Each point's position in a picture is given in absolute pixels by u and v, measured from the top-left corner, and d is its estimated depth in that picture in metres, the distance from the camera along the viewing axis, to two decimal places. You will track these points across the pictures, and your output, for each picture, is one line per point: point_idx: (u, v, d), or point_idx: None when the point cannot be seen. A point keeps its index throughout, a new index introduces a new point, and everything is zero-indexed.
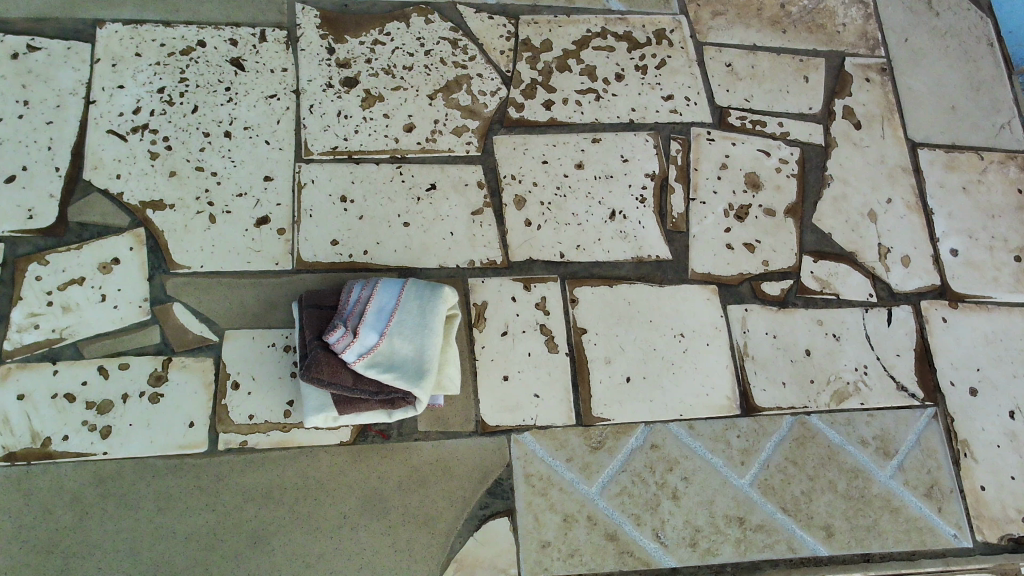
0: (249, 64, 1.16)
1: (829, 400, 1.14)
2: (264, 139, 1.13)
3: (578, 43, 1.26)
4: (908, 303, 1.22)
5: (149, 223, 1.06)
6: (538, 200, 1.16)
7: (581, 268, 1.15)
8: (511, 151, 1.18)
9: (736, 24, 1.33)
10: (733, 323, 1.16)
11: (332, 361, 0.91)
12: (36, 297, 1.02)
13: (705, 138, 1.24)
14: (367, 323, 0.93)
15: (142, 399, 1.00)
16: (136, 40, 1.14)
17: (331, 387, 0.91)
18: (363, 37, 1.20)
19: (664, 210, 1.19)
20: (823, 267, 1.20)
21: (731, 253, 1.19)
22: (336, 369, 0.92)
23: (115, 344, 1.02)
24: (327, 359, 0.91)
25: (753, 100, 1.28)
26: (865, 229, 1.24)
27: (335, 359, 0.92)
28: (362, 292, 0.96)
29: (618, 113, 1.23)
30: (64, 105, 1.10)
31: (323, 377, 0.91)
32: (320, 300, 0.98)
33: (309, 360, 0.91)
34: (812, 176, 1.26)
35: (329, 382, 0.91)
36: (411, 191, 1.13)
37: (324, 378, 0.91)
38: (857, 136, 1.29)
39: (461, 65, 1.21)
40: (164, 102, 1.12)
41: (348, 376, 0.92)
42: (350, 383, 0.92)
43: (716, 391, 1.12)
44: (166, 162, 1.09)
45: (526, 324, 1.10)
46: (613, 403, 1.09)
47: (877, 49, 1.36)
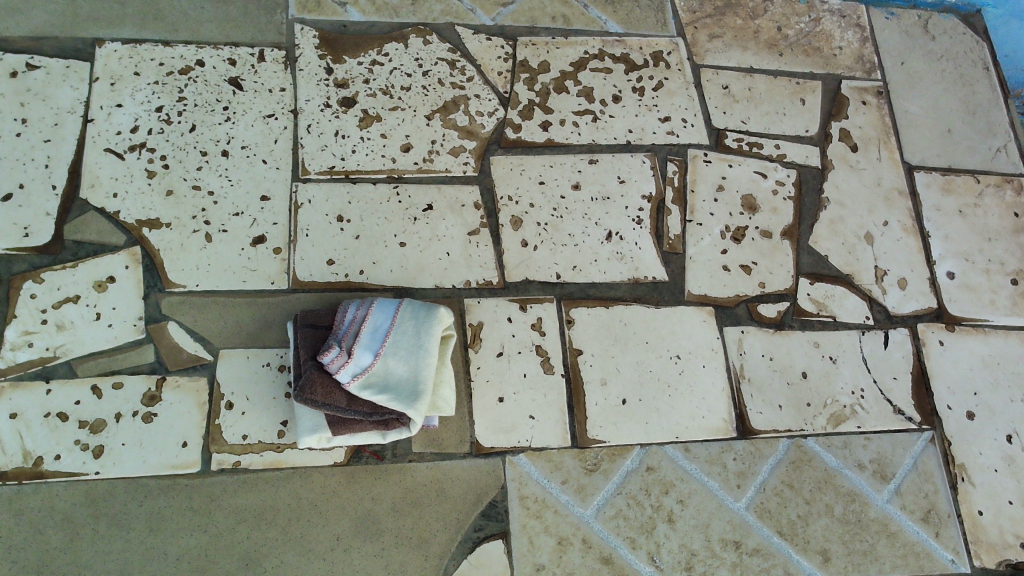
0: (247, 84, 1.16)
1: (826, 423, 1.13)
2: (262, 158, 1.13)
3: (576, 65, 1.27)
4: (904, 326, 1.21)
5: (145, 242, 1.06)
6: (535, 220, 1.16)
7: (578, 289, 1.14)
8: (508, 171, 1.18)
9: (733, 47, 1.34)
10: (729, 345, 1.15)
11: (326, 382, 0.91)
12: (31, 315, 1.01)
13: (702, 159, 1.25)
14: (362, 343, 0.93)
15: (135, 418, 1.00)
16: (135, 60, 1.14)
17: (326, 409, 0.91)
18: (361, 57, 1.20)
19: (661, 231, 1.20)
20: (819, 289, 1.20)
21: (727, 275, 1.19)
22: (331, 390, 0.91)
23: (109, 362, 1.01)
24: (322, 380, 0.91)
25: (750, 122, 1.29)
26: (861, 251, 1.24)
27: (329, 378, 0.92)
28: (357, 312, 0.97)
29: (615, 134, 1.24)
30: (62, 123, 1.10)
31: (317, 398, 0.90)
32: (315, 319, 0.98)
33: (303, 381, 0.91)
34: (809, 198, 1.26)
35: (323, 403, 0.90)
36: (408, 211, 1.14)
37: (319, 399, 0.90)
38: (854, 158, 1.30)
39: (459, 86, 1.22)
40: (162, 121, 1.12)
41: (342, 397, 0.92)
42: (344, 404, 0.92)
43: (712, 414, 1.12)
44: (164, 180, 1.09)
45: (522, 344, 1.10)
46: (609, 424, 1.09)
47: (873, 72, 1.37)
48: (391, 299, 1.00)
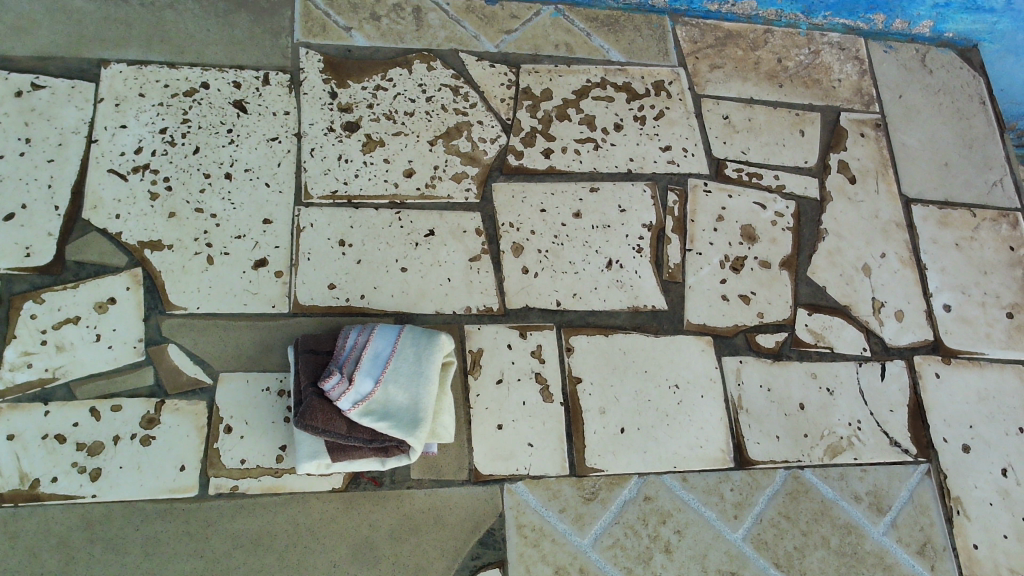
0: (252, 107, 1.17)
1: (823, 454, 1.14)
2: (265, 181, 1.13)
3: (578, 93, 1.28)
4: (901, 358, 1.22)
5: (147, 264, 1.06)
6: (536, 247, 1.17)
7: (578, 317, 1.15)
8: (510, 198, 1.19)
9: (733, 78, 1.35)
10: (727, 375, 1.16)
11: (326, 409, 0.91)
12: (31, 335, 1.01)
13: (702, 189, 1.26)
14: (363, 370, 0.94)
15: (133, 440, 0.99)
16: (140, 81, 1.15)
17: (326, 435, 0.90)
18: (365, 82, 1.21)
19: (660, 259, 1.20)
20: (817, 319, 1.21)
21: (726, 305, 1.19)
22: (331, 416, 0.91)
23: (109, 384, 1.01)
24: (322, 407, 0.91)
25: (750, 153, 1.30)
26: (858, 283, 1.25)
27: (330, 404, 0.92)
28: (357, 339, 0.97)
29: (616, 162, 1.25)
30: (66, 143, 1.10)
31: (317, 425, 0.90)
32: (316, 345, 0.98)
33: (302, 408, 0.90)
34: (807, 229, 1.27)
35: (323, 430, 0.90)
36: (410, 236, 1.14)
37: (319, 426, 0.90)
38: (852, 190, 1.31)
39: (462, 112, 1.23)
40: (165, 143, 1.12)
41: (342, 423, 0.92)
42: (344, 431, 0.91)
43: (710, 444, 1.12)
44: (167, 202, 1.09)
45: (521, 372, 1.10)
46: (607, 453, 1.09)
47: (872, 105, 1.39)
48: (392, 325, 1.00)
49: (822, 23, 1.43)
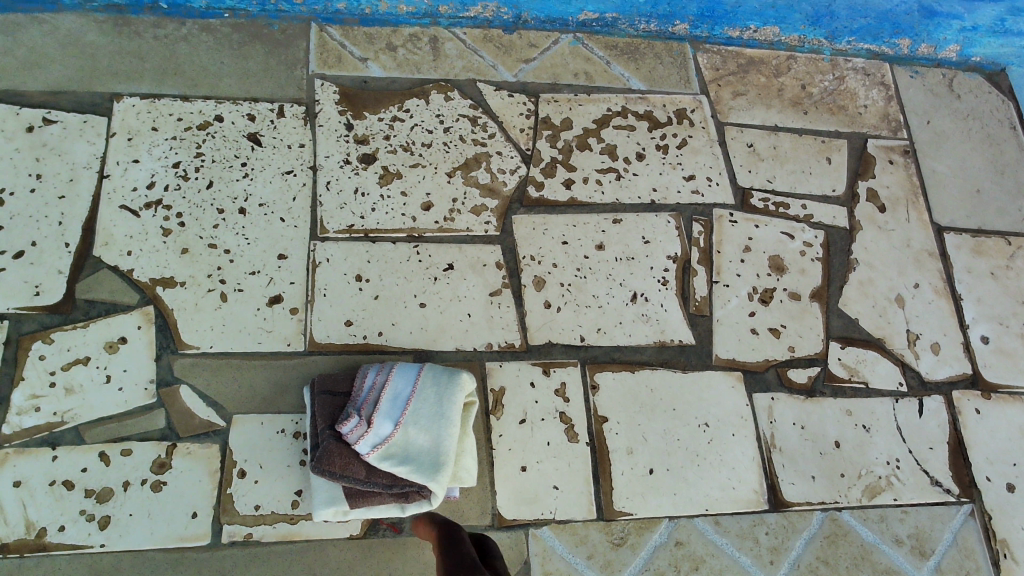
0: (266, 139, 1.14)
1: (860, 495, 1.09)
2: (279, 216, 1.10)
3: (599, 122, 1.25)
4: (939, 393, 1.17)
5: (158, 302, 1.03)
6: (558, 281, 1.13)
7: (602, 353, 1.11)
8: (531, 231, 1.16)
9: (757, 105, 1.32)
10: (759, 412, 1.11)
11: (344, 452, 0.87)
12: (39, 377, 0.98)
13: (727, 219, 1.22)
14: (382, 412, 0.90)
15: (144, 486, 0.96)
16: (153, 115, 1.12)
17: (344, 481, 0.87)
18: (381, 113, 1.18)
19: (687, 292, 1.16)
20: (850, 353, 1.17)
21: (756, 339, 1.15)
22: (349, 461, 0.88)
23: (118, 427, 0.97)
24: (340, 451, 0.87)
25: (776, 181, 1.27)
26: (892, 314, 1.21)
27: (348, 449, 0.88)
28: (376, 378, 0.93)
29: (639, 193, 1.22)
30: (77, 179, 1.08)
31: (334, 470, 0.87)
32: (334, 385, 0.94)
33: (319, 452, 0.87)
34: (838, 259, 1.23)
35: (341, 475, 0.87)
36: (429, 270, 1.11)
37: (336, 471, 0.87)
38: (882, 219, 1.27)
39: (481, 143, 1.20)
40: (178, 177, 1.10)
41: (360, 468, 0.88)
42: (363, 476, 0.88)
43: (743, 485, 1.08)
44: (179, 238, 1.06)
45: (545, 411, 1.06)
46: (636, 496, 1.05)
47: (899, 131, 1.35)
48: (411, 364, 0.96)
49: (846, 48, 1.39)
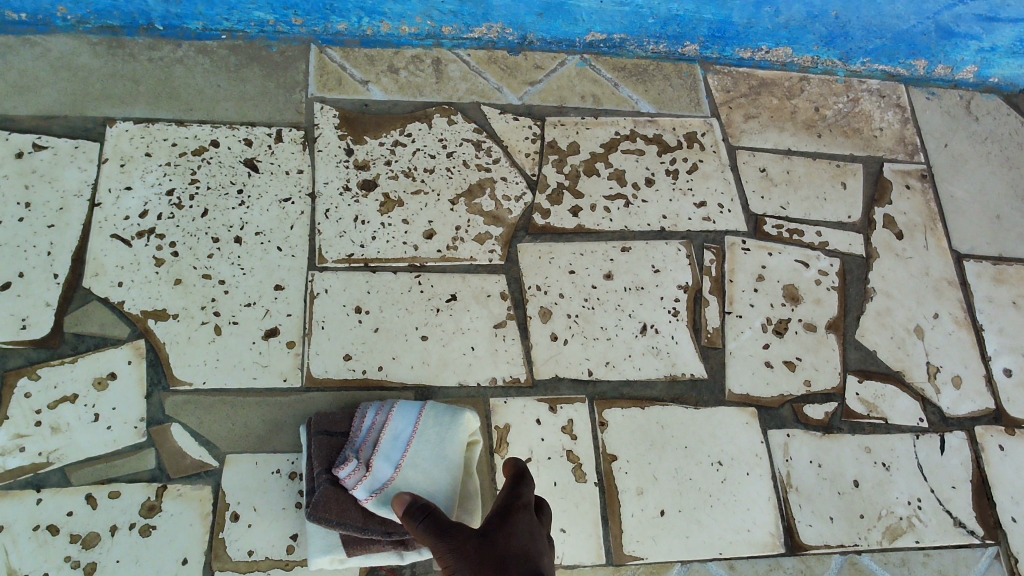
0: (263, 165, 1.10)
1: (881, 537, 1.05)
2: (277, 245, 1.06)
3: (606, 146, 1.21)
4: (961, 429, 1.13)
5: (150, 335, 0.99)
6: (565, 312, 1.09)
7: (611, 388, 1.07)
8: (536, 260, 1.12)
9: (769, 128, 1.28)
10: (774, 450, 1.07)
11: (339, 498, 0.84)
12: (24, 416, 0.94)
13: (740, 247, 1.18)
14: (381, 454, 0.86)
15: (132, 531, 0.92)
16: (147, 140, 1.09)
17: (340, 529, 0.83)
18: (383, 138, 1.15)
19: (698, 323, 1.12)
20: (868, 387, 1.13)
21: (770, 372, 1.11)
22: (345, 507, 0.84)
23: (106, 469, 0.94)
24: (336, 497, 0.84)
25: (789, 207, 1.23)
26: (911, 346, 1.16)
27: (344, 494, 0.84)
28: (375, 418, 0.89)
29: (648, 220, 1.18)
30: (67, 207, 1.04)
31: (331, 517, 0.83)
32: (329, 426, 0.91)
33: (314, 498, 0.83)
34: (854, 288, 1.19)
35: (338, 522, 0.83)
36: (431, 301, 1.07)
37: (332, 518, 0.83)
38: (899, 246, 1.23)
39: (485, 168, 1.16)
40: (172, 205, 1.06)
41: (358, 514, 0.84)
42: (360, 523, 0.83)
43: (758, 527, 1.04)
44: (172, 269, 1.02)
45: (551, 450, 1.02)
46: (647, 539, 1.01)
47: (916, 154, 1.31)
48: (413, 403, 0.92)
49: (861, 69, 1.35)
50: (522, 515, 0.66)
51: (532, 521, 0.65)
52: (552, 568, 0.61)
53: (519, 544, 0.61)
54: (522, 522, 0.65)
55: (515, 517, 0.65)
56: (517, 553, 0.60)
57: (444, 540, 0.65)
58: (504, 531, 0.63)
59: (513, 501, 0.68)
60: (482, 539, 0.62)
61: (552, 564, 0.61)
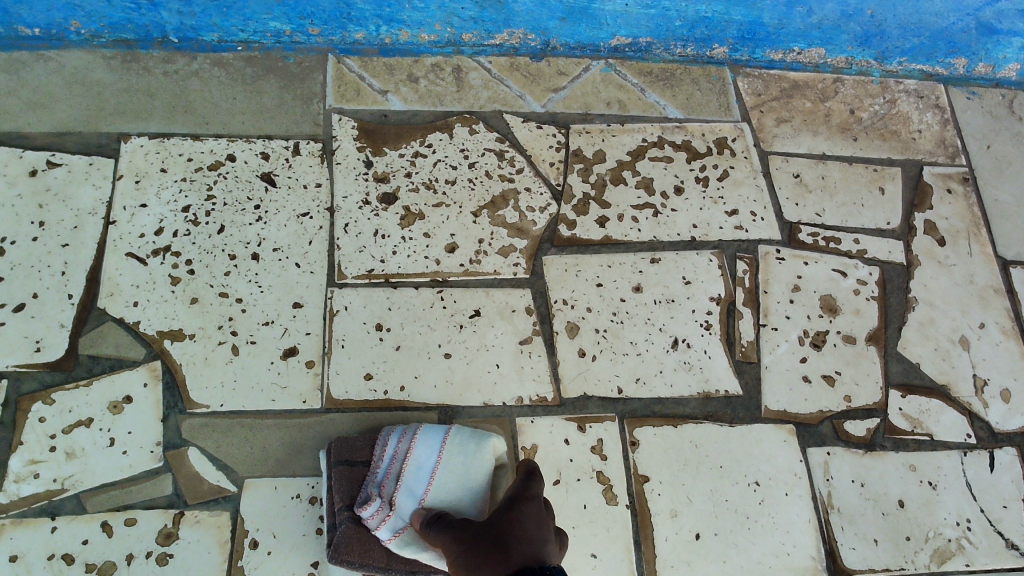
0: (281, 179, 1.07)
1: (929, 560, 1.00)
2: (295, 261, 1.03)
3: (633, 154, 1.17)
4: (1011, 445, 1.08)
5: (166, 356, 0.97)
6: (593, 327, 1.05)
7: (642, 405, 1.03)
8: (562, 273, 1.08)
9: (803, 132, 1.24)
10: (814, 469, 1.03)
11: (362, 539, 0.82)
12: (38, 441, 0.92)
13: (774, 256, 1.13)
14: (405, 490, 0.82)
15: (148, 560, 0.89)
16: (163, 155, 1.06)
17: (362, 569, 0.82)
18: (403, 149, 1.12)
19: (732, 337, 1.08)
20: (912, 402, 1.08)
21: (808, 387, 1.07)
22: (367, 548, 0.82)
23: (122, 495, 0.91)
24: (357, 537, 0.82)
25: (825, 214, 1.18)
26: (956, 358, 1.11)
27: (366, 533, 0.83)
28: (398, 447, 0.86)
29: (678, 230, 1.13)
30: (82, 226, 1.02)
31: (353, 560, 0.81)
32: (349, 455, 0.87)
33: (336, 540, 0.81)
34: (895, 298, 1.14)
35: (360, 564, 0.81)
36: (454, 317, 1.03)
37: (355, 560, 0.81)
38: (942, 253, 1.18)
39: (508, 179, 1.12)
40: (188, 222, 1.03)
41: (380, 554, 0.82)
42: (383, 563, 0.82)
43: (799, 550, 0.99)
44: (188, 287, 1.00)
45: (581, 470, 0.98)
46: (682, 564, 0.96)
47: (957, 157, 1.26)
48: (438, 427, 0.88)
49: (897, 69, 1.30)
50: (525, 502, 0.73)
51: (539, 511, 0.72)
52: (552, 551, 0.67)
53: (521, 530, 0.68)
54: (525, 510, 0.72)
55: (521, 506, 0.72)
56: (518, 538, 0.67)
57: (455, 533, 0.73)
58: (508, 519, 0.70)
59: (520, 492, 0.75)
60: (489, 527, 0.70)
61: (552, 547, 0.68)
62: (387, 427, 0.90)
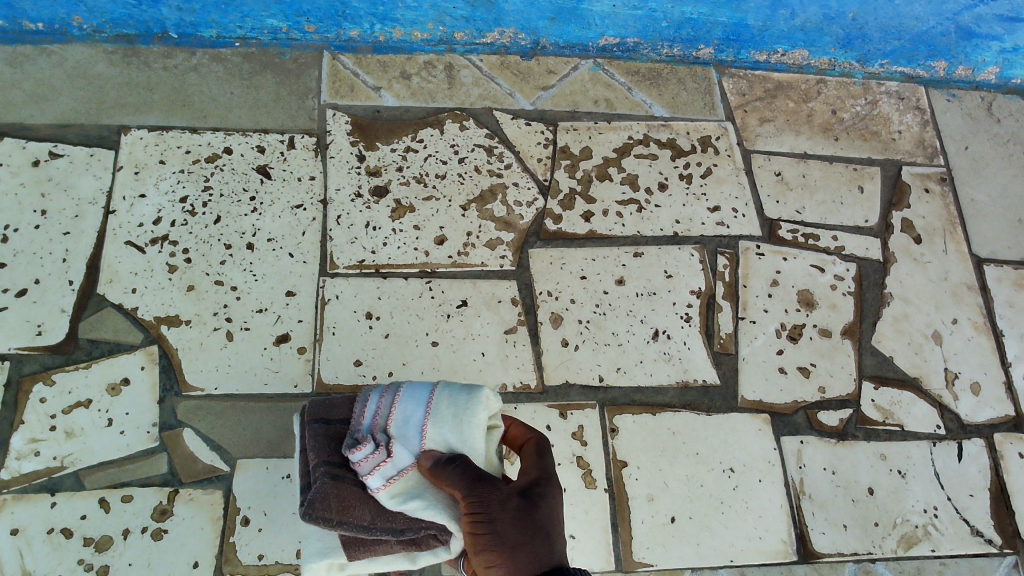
0: (276, 172, 1.11)
1: (896, 546, 1.04)
2: (289, 251, 1.07)
3: (619, 151, 1.20)
4: (980, 437, 1.12)
5: (162, 340, 1.00)
6: (576, 318, 1.09)
7: (622, 394, 1.06)
8: (548, 265, 1.11)
9: (785, 131, 1.27)
10: (788, 457, 1.06)
11: (341, 494, 0.66)
12: (39, 421, 0.95)
13: (754, 252, 1.17)
14: (402, 434, 0.66)
15: (144, 535, 0.93)
16: (161, 148, 1.10)
17: (344, 530, 0.65)
18: (395, 144, 1.15)
19: (711, 329, 1.11)
20: (885, 394, 1.12)
21: (784, 378, 1.10)
22: (347, 504, 0.66)
23: (119, 473, 0.95)
24: (336, 492, 0.66)
25: (805, 212, 1.21)
26: (929, 352, 1.15)
27: (347, 488, 0.66)
28: (381, 402, 0.69)
29: (662, 225, 1.17)
30: (83, 215, 1.05)
31: (331, 517, 0.65)
32: (326, 414, 0.74)
33: (310, 493, 0.66)
34: (870, 294, 1.17)
35: (340, 523, 0.65)
36: (441, 307, 1.07)
37: (332, 518, 0.65)
38: (917, 251, 1.21)
39: (497, 174, 1.16)
40: (185, 212, 1.07)
41: (366, 511, 0.66)
42: (368, 521, 0.65)
43: (770, 535, 1.02)
44: (185, 275, 1.03)
45: (561, 455, 1.02)
46: (657, 546, 1.00)
47: (935, 157, 1.30)
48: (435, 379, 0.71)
49: (878, 71, 1.33)
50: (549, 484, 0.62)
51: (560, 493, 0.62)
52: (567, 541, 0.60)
53: (554, 521, 0.58)
54: (557, 506, 0.61)
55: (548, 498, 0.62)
56: (555, 532, 0.57)
57: (474, 486, 0.59)
58: (549, 514, 0.59)
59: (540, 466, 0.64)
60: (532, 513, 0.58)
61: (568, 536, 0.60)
62: (363, 390, 0.73)
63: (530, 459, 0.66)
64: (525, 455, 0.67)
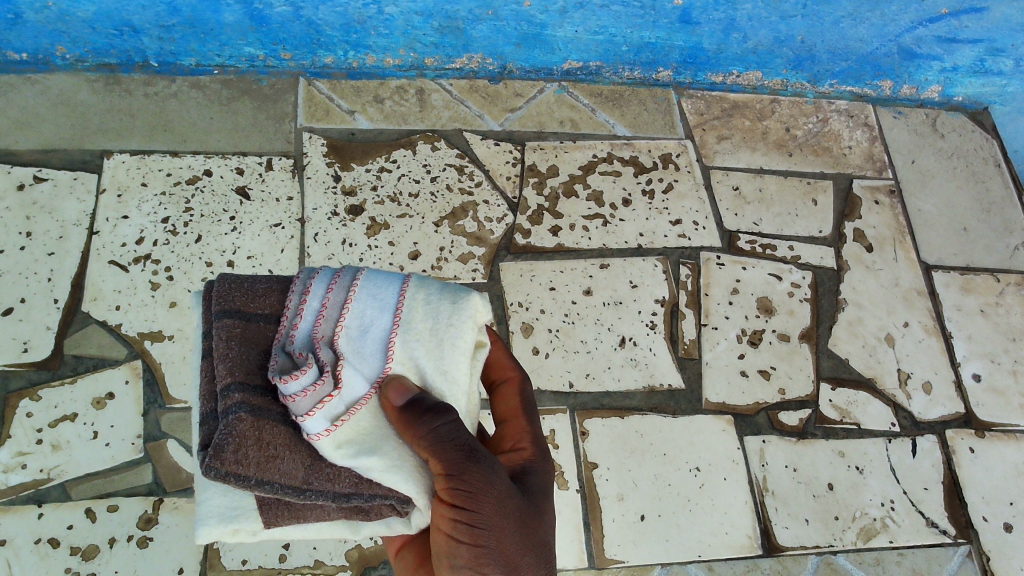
0: (255, 193, 1.15)
1: (855, 538, 1.09)
2: (268, 268, 1.11)
3: (585, 168, 1.26)
4: (932, 433, 1.18)
5: (146, 355, 1.03)
6: (546, 327, 1.13)
7: (591, 399, 1.11)
8: (518, 277, 1.16)
9: (742, 148, 1.33)
10: (751, 456, 1.11)
11: (261, 438, 0.51)
12: (26, 435, 0.98)
13: (714, 262, 1.23)
14: (352, 359, 0.54)
15: (130, 543, 0.96)
16: (143, 171, 1.14)
17: (263, 491, 0.51)
18: (369, 164, 1.20)
19: (675, 336, 1.17)
20: (841, 395, 1.17)
21: (746, 381, 1.16)
22: (270, 456, 0.51)
23: (105, 484, 0.98)
24: (256, 436, 0.51)
25: (762, 223, 1.28)
26: (882, 354, 1.21)
27: (270, 430, 0.52)
28: (326, 302, 0.56)
29: (626, 238, 1.22)
30: (67, 236, 1.09)
31: (247, 475, 0.50)
32: (241, 304, 0.57)
33: (217, 436, 0.50)
34: (826, 300, 1.23)
35: (259, 483, 0.50)
36: None
37: (251, 475, 0.50)
38: (869, 259, 1.28)
39: (467, 192, 1.21)
40: (167, 231, 1.10)
41: (295, 466, 0.52)
42: (300, 480, 0.52)
43: (735, 530, 1.07)
44: (167, 292, 1.07)
45: None
46: (628, 544, 1.04)
47: (884, 171, 1.36)
48: (394, 280, 0.59)
49: (829, 90, 1.40)
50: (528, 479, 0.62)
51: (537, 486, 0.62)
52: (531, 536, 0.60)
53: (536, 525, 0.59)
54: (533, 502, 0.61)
55: (535, 487, 0.61)
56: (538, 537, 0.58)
57: (463, 471, 0.54)
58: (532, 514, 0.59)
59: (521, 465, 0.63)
60: (523, 510, 0.57)
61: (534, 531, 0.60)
62: (299, 274, 0.58)
63: (517, 421, 0.67)
64: (510, 409, 0.67)
